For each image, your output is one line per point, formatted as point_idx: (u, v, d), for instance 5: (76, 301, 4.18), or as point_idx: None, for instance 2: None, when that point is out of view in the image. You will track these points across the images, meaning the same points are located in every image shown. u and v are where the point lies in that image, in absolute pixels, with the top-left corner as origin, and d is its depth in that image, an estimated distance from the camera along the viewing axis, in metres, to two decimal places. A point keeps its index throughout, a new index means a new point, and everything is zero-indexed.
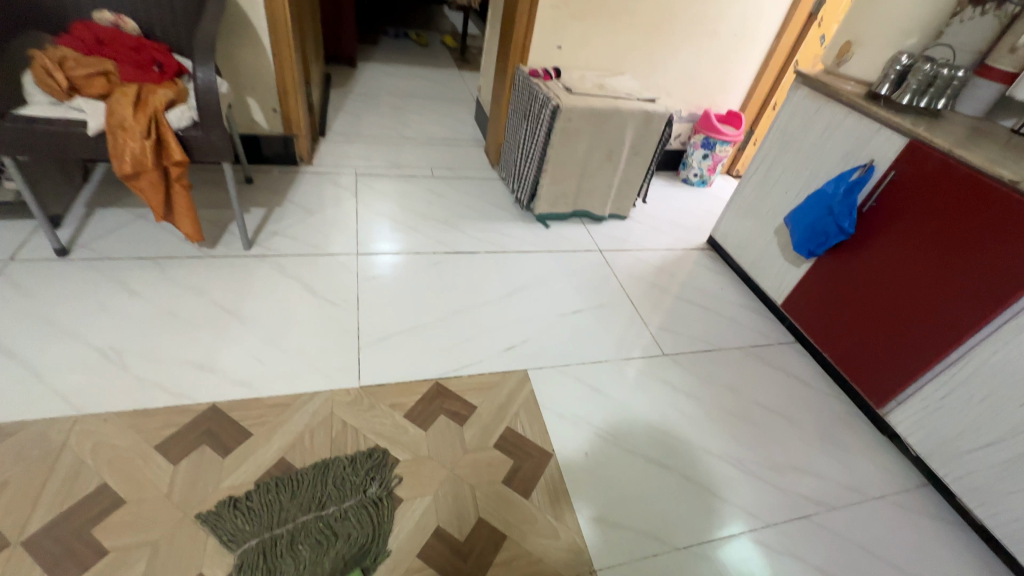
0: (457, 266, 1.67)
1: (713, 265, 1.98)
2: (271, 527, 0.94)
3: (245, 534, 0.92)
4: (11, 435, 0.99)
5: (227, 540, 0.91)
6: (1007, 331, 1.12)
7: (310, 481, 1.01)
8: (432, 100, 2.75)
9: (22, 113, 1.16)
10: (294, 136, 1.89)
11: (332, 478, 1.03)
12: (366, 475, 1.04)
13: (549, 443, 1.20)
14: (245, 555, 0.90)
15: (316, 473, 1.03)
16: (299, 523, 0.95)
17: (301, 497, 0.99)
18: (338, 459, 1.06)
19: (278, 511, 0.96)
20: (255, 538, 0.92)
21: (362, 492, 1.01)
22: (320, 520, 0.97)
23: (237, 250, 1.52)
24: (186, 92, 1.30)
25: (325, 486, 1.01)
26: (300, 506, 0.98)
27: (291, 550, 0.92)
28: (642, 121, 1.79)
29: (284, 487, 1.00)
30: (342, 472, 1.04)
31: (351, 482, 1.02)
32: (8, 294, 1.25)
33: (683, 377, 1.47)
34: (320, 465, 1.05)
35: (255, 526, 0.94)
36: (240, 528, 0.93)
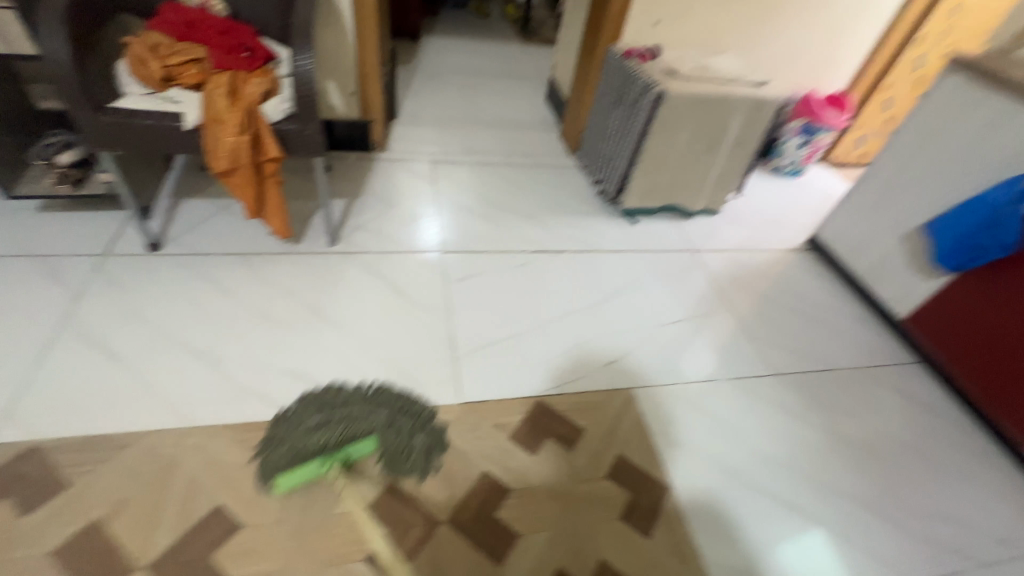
0: (546, 267, 1.56)
1: (817, 269, 1.80)
2: (335, 403, 0.99)
3: (310, 403, 0.98)
4: (123, 447, 0.96)
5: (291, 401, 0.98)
6: None
7: (384, 395, 1.02)
8: (500, 78, 2.59)
9: (117, 106, 1.10)
10: (370, 121, 1.79)
11: (401, 402, 1.02)
12: (425, 420, 1.03)
13: (663, 474, 1.11)
14: (304, 414, 0.96)
15: (393, 393, 1.03)
16: (353, 408, 0.98)
17: (369, 396, 1.01)
18: (422, 400, 1.05)
19: (347, 397, 1.00)
20: (316, 408, 0.98)
21: (413, 432, 0.99)
22: (372, 419, 0.97)
23: (322, 247, 1.46)
24: (278, 81, 1.21)
25: (393, 400, 1.02)
26: (363, 404, 0.99)
27: (333, 428, 0.94)
28: (753, 109, 1.60)
29: (360, 387, 1.02)
30: (409, 402, 1.03)
31: (416, 418, 1.01)
32: (105, 292, 1.23)
33: (798, 400, 1.35)
34: (397, 390, 1.06)
35: (323, 398, 0.99)
36: (312, 397, 0.99)
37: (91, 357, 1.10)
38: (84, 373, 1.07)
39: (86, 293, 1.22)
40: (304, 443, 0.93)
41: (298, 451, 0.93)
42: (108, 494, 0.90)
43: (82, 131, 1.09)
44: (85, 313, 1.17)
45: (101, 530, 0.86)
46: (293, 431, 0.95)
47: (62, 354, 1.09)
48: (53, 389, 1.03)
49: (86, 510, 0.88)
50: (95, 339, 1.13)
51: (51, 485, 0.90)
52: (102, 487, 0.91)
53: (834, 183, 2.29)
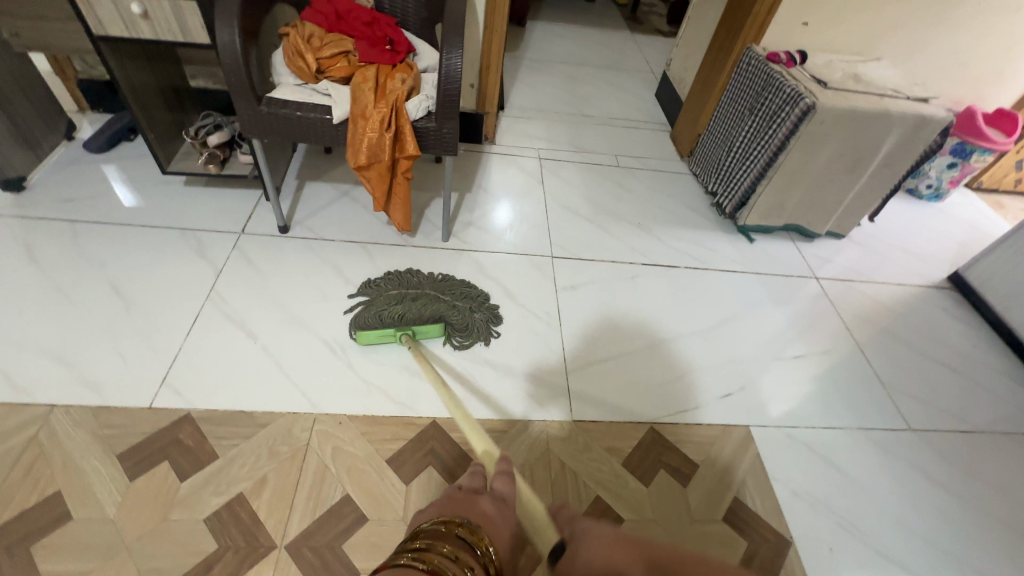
0: (658, 282, 1.49)
1: (960, 312, 1.61)
2: (411, 284, 1.27)
3: (392, 283, 1.27)
4: (263, 426, 1.02)
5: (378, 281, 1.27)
6: None
7: (448, 283, 1.31)
8: (608, 70, 2.49)
9: (274, 96, 1.14)
10: (485, 114, 1.78)
11: (462, 290, 1.30)
12: (482, 303, 1.29)
13: (785, 526, 1.04)
14: (387, 289, 1.24)
15: (455, 283, 1.32)
16: (426, 290, 1.25)
17: (438, 283, 1.29)
18: (476, 287, 1.33)
19: (421, 282, 1.28)
20: (397, 286, 1.26)
21: (473, 308, 1.26)
22: (441, 296, 1.24)
23: (436, 241, 1.47)
24: (419, 76, 1.20)
25: (454, 289, 1.29)
26: (434, 288, 1.27)
27: (412, 298, 1.20)
28: (914, 128, 1.42)
29: (429, 278, 1.32)
30: (467, 291, 1.30)
31: (471, 300, 1.28)
32: (243, 269, 1.30)
33: (938, 462, 1.21)
34: (459, 280, 1.35)
35: (403, 280, 1.28)
36: (391, 279, 1.28)
37: (232, 334, 1.17)
38: (227, 349, 1.14)
39: (226, 269, 1.30)
40: (389, 305, 1.17)
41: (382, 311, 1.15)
42: (251, 470, 0.96)
43: (240, 119, 1.14)
44: (226, 288, 1.25)
45: (245, 504, 0.92)
46: (379, 297, 1.20)
47: (208, 328, 1.17)
48: (202, 361, 1.11)
49: (232, 483, 0.94)
50: (236, 316, 1.20)
51: (202, 454, 0.97)
52: (245, 462, 0.97)
53: (984, 212, 2.03)
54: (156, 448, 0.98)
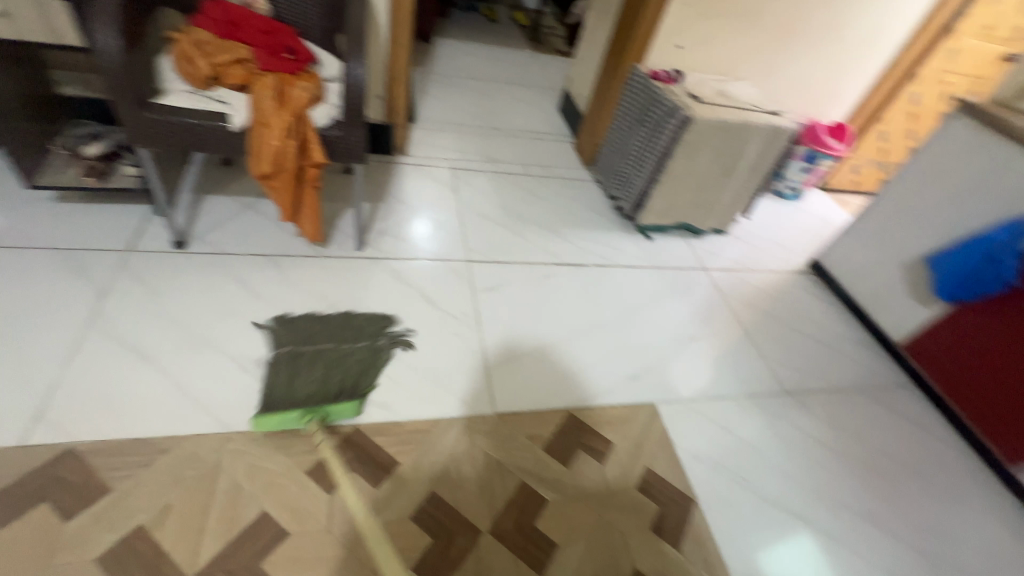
0: (569, 280, 1.60)
1: (818, 291, 1.89)
2: (306, 338, 1.20)
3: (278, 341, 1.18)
4: (164, 451, 0.95)
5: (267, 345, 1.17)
6: None
7: (336, 322, 1.26)
8: (514, 86, 2.61)
9: (162, 103, 1.08)
10: (395, 125, 1.80)
11: (352, 324, 1.26)
12: (377, 328, 1.27)
13: (689, 488, 1.16)
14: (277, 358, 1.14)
15: (342, 317, 1.27)
16: (320, 350, 1.18)
17: (328, 330, 1.23)
18: (365, 317, 1.29)
19: (310, 336, 1.20)
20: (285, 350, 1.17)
21: (372, 340, 1.24)
22: (338, 350, 1.19)
23: (350, 251, 1.46)
24: (322, 85, 1.21)
25: (346, 329, 1.25)
26: (326, 340, 1.21)
27: (310, 365, 1.14)
28: (769, 137, 1.67)
29: (314, 320, 1.25)
30: (363, 330, 1.26)
31: (367, 334, 1.25)
32: (132, 288, 1.20)
33: (808, 418, 1.41)
34: (349, 317, 1.28)
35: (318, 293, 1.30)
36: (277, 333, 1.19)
37: (124, 358, 1.07)
38: (118, 375, 1.04)
39: (112, 288, 1.19)
40: (287, 384, 1.09)
41: (283, 394, 1.07)
42: (151, 499, 0.89)
43: (125, 127, 1.07)
44: (114, 309, 1.15)
45: (146, 537, 0.85)
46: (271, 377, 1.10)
47: (93, 354, 1.06)
48: (87, 389, 1.01)
49: (129, 516, 0.86)
50: (127, 339, 1.11)
51: (91, 490, 0.88)
52: (145, 492, 0.90)
53: (832, 209, 2.40)
54: (32, 490, 0.87)
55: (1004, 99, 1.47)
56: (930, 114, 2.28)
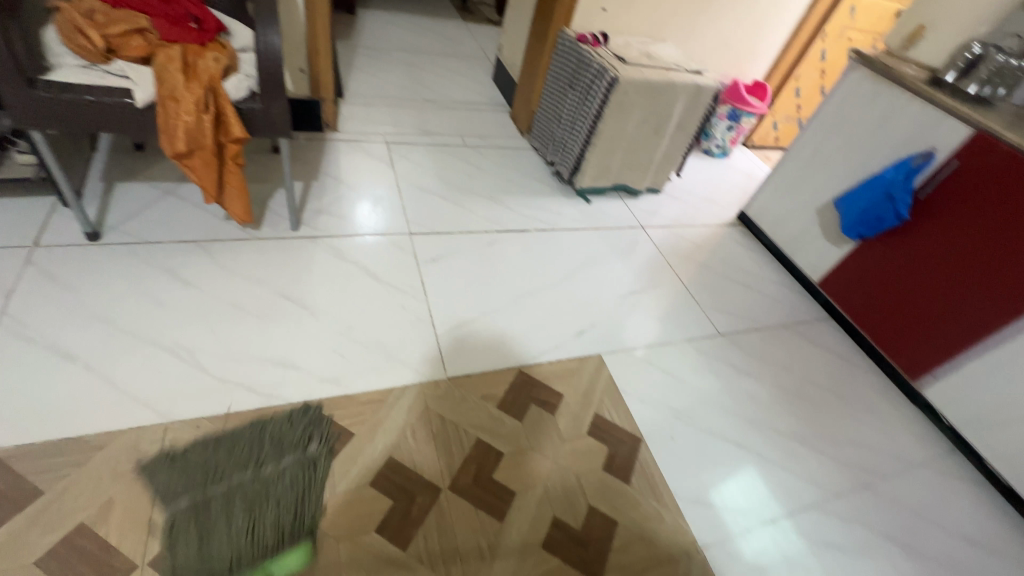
0: (513, 246, 1.63)
1: (746, 241, 2.02)
2: (209, 470, 0.92)
3: (173, 489, 0.89)
4: (100, 448, 0.91)
5: (159, 496, 0.88)
6: None
7: (246, 440, 0.97)
8: (445, 57, 2.56)
9: (53, 79, 0.99)
10: (321, 100, 1.73)
11: (269, 436, 0.99)
12: (302, 429, 1.01)
13: (636, 428, 1.24)
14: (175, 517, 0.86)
15: (251, 431, 0.99)
16: (232, 486, 0.91)
17: (237, 455, 0.95)
18: (278, 418, 1.02)
19: (213, 473, 0.92)
20: (186, 501, 0.88)
21: (299, 450, 0.98)
22: (256, 481, 0.93)
23: (285, 232, 1.41)
24: (235, 56, 1.14)
25: (260, 442, 0.98)
26: (238, 471, 0.93)
27: (225, 513, 0.88)
28: (693, 95, 1.74)
29: (215, 444, 0.95)
30: (281, 435, 0.99)
31: (289, 440, 0.99)
32: (44, 285, 1.11)
33: (740, 356, 1.53)
34: (258, 426, 1.00)
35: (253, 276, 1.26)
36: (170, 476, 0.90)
37: (43, 358, 1.00)
38: (38, 376, 0.98)
39: (19, 287, 1.10)
40: (200, 551, 0.83)
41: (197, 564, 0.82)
42: (90, 497, 0.85)
43: (6, 105, 0.96)
44: (25, 309, 1.07)
45: (89, 534, 0.82)
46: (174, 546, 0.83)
47: (6, 357, 0.99)
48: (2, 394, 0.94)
49: (68, 516, 0.83)
50: (44, 338, 1.03)
51: (21, 495, 0.84)
52: (83, 490, 0.86)
53: (756, 164, 2.55)
54: None
55: (895, 50, 1.59)
56: (835, 69, 2.44)
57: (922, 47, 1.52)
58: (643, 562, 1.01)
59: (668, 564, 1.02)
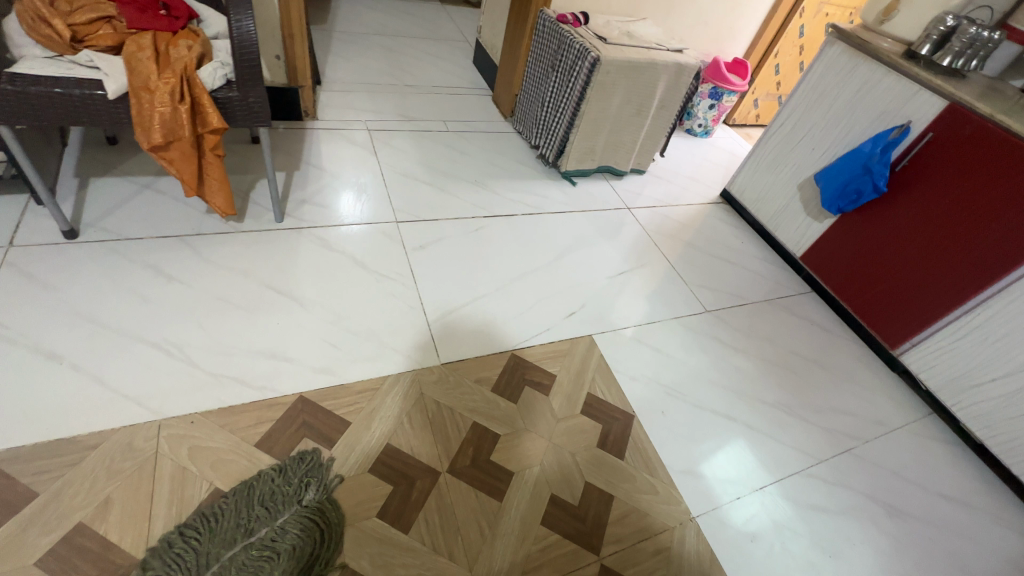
0: (501, 231, 1.62)
1: (730, 218, 2.05)
2: (197, 554, 0.82)
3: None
4: (93, 447, 0.90)
5: None
6: (1013, 288, 1.27)
7: (232, 510, 0.88)
8: (424, 40, 2.51)
9: (18, 71, 0.96)
10: (299, 88, 1.69)
11: (260, 496, 0.91)
12: (296, 481, 0.94)
13: (628, 405, 1.26)
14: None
15: (239, 493, 0.90)
16: (229, 563, 0.83)
17: (225, 528, 0.86)
18: (264, 473, 0.94)
19: (201, 553, 0.83)
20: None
21: (296, 505, 0.91)
22: (256, 552, 0.85)
23: (270, 223, 1.39)
24: (208, 43, 1.11)
25: (248, 506, 0.89)
26: (230, 540, 0.85)
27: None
28: (675, 74, 1.74)
29: (196, 522, 0.85)
30: (272, 492, 0.92)
31: (283, 496, 0.92)
32: (23, 285, 1.09)
33: (727, 331, 1.56)
34: (241, 487, 0.91)
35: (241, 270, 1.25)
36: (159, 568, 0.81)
37: (27, 360, 0.99)
38: (23, 378, 0.96)
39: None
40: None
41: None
42: (86, 496, 0.85)
43: None
44: (5, 310, 1.04)
45: (88, 533, 0.82)
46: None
47: None
48: None
49: (65, 515, 0.82)
50: (27, 339, 1.01)
51: (15, 497, 0.83)
52: (79, 489, 0.85)
53: (737, 142, 2.58)
54: None
55: (871, 24, 1.61)
56: (813, 44, 2.46)
57: (897, 20, 1.54)
58: (639, 533, 1.04)
59: (663, 533, 1.06)
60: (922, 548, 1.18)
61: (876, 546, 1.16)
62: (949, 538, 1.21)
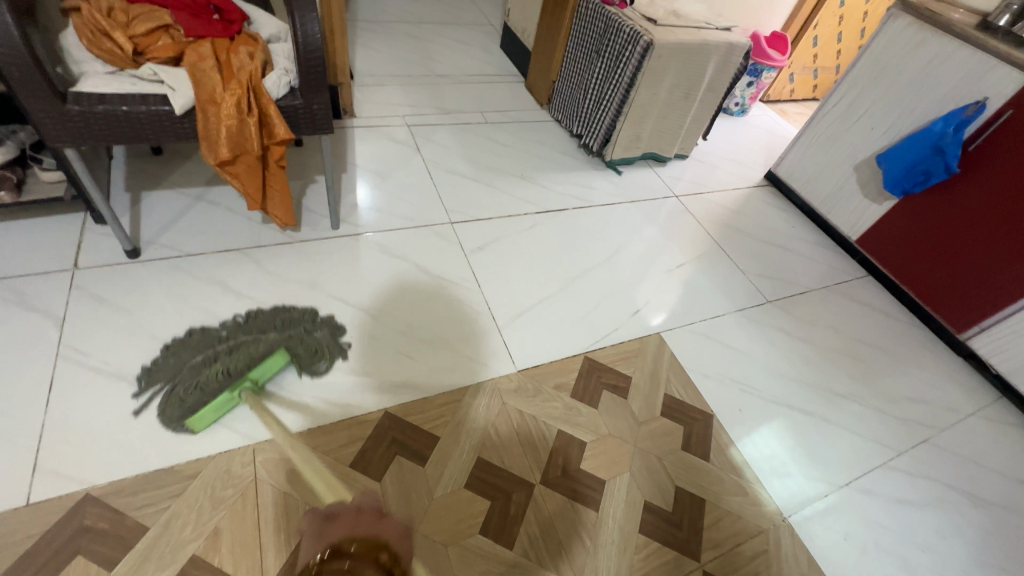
0: (554, 226, 1.59)
1: (778, 202, 2.00)
2: (222, 334, 1.07)
3: (184, 348, 1.03)
4: (193, 476, 0.89)
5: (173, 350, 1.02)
6: None
7: (260, 319, 1.11)
8: (449, 26, 2.42)
9: (82, 91, 0.92)
10: (339, 85, 1.64)
11: (280, 318, 1.13)
12: (311, 319, 1.14)
13: (705, 404, 1.24)
14: (186, 357, 1.02)
15: (267, 314, 1.13)
16: (235, 343, 1.05)
17: (248, 327, 1.09)
18: (293, 307, 1.16)
19: (224, 333, 1.07)
20: (200, 349, 1.04)
21: (305, 332, 1.11)
22: (253, 342, 1.05)
23: (326, 231, 1.36)
24: (267, 48, 1.06)
25: (272, 321, 1.12)
26: (246, 333, 1.08)
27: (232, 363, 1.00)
28: (726, 54, 1.66)
29: (233, 322, 1.10)
30: (291, 318, 1.13)
31: (299, 323, 1.13)
32: (94, 310, 1.06)
33: (790, 321, 1.53)
34: (277, 309, 1.15)
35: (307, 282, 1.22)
36: (185, 340, 1.05)
37: (114, 388, 0.97)
38: (113, 407, 0.95)
39: (70, 314, 1.05)
40: (202, 377, 0.97)
41: (201, 385, 0.97)
42: (195, 527, 0.84)
43: (36, 123, 0.89)
44: (82, 337, 1.02)
45: (203, 564, 0.81)
46: (183, 376, 0.98)
47: (77, 390, 0.95)
48: (81, 429, 0.91)
49: (178, 548, 0.82)
50: (109, 367, 0.99)
51: (127, 531, 0.82)
52: (187, 521, 0.85)
53: (775, 120, 2.50)
54: (59, 546, 0.80)
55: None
56: (854, 14, 2.36)
57: None
58: (735, 537, 1.04)
59: (758, 536, 1.05)
60: (1008, 536, 1.17)
61: (963, 537, 1.16)
62: None
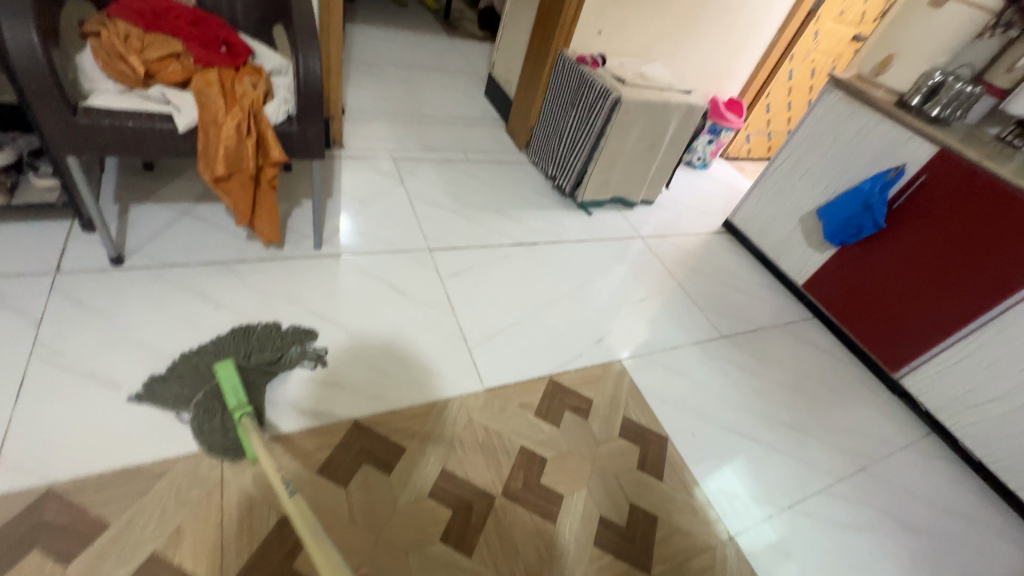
0: (525, 259, 1.69)
1: (733, 248, 2.16)
2: (200, 369, 1.07)
3: (169, 390, 1.02)
4: (161, 475, 0.91)
5: (170, 402, 1.01)
6: (1001, 317, 1.40)
7: (229, 344, 1.13)
8: (437, 73, 2.60)
9: (91, 105, 0.99)
10: (330, 118, 1.75)
11: (248, 340, 1.15)
12: (280, 334, 1.19)
13: (661, 427, 1.32)
14: (180, 397, 1.02)
15: (233, 337, 1.14)
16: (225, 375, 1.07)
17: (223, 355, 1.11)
18: (256, 326, 1.19)
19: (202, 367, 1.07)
20: (189, 387, 1.04)
21: (281, 350, 1.16)
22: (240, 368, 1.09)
23: (308, 250, 1.42)
24: (269, 79, 1.15)
25: (244, 343, 1.14)
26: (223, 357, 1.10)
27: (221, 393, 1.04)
28: (686, 114, 1.85)
29: (199, 352, 1.10)
30: (264, 335, 1.17)
31: (273, 342, 1.17)
32: (72, 313, 1.09)
33: (742, 355, 1.65)
34: (245, 330, 1.17)
35: (287, 298, 1.28)
36: (167, 373, 1.04)
37: (86, 387, 0.99)
38: (83, 406, 0.96)
39: (47, 316, 1.07)
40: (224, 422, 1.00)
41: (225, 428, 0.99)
42: (158, 525, 0.85)
43: (44, 131, 0.95)
44: (56, 338, 1.04)
45: (163, 562, 0.82)
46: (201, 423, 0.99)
47: (46, 389, 0.96)
48: (48, 426, 0.92)
49: (139, 546, 0.83)
50: (84, 367, 1.01)
51: (89, 527, 0.83)
52: (150, 518, 0.86)
53: (733, 175, 2.73)
54: (16, 539, 0.80)
55: (867, 75, 1.78)
56: (801, 87, 2.65)
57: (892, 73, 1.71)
58: (684, 552, 1.10)
59: (705, 552, 1.11)
60: (935, 560, 1.26)
61: (895, 559, 1.24)
62: (960, 551, 1.29)
